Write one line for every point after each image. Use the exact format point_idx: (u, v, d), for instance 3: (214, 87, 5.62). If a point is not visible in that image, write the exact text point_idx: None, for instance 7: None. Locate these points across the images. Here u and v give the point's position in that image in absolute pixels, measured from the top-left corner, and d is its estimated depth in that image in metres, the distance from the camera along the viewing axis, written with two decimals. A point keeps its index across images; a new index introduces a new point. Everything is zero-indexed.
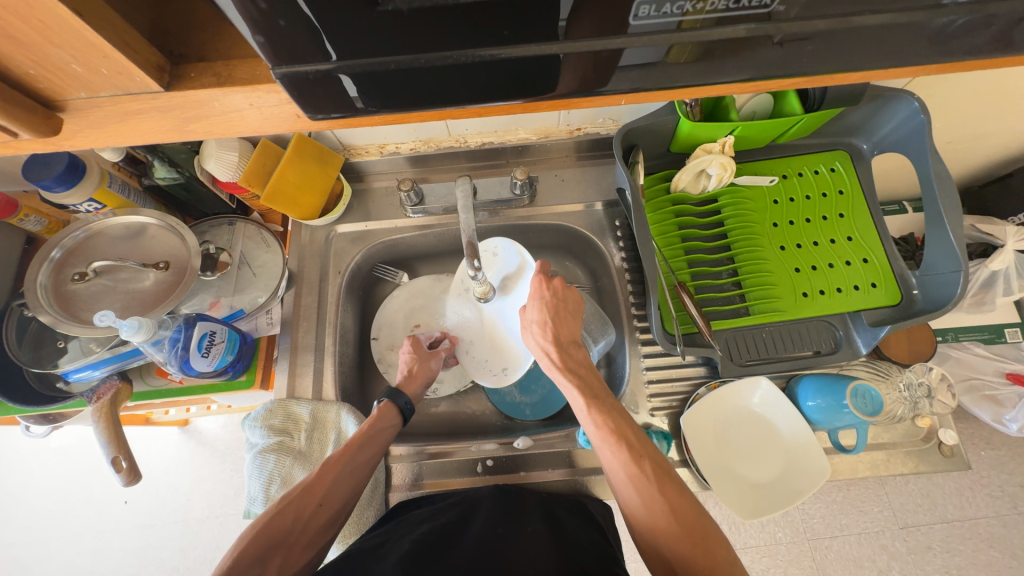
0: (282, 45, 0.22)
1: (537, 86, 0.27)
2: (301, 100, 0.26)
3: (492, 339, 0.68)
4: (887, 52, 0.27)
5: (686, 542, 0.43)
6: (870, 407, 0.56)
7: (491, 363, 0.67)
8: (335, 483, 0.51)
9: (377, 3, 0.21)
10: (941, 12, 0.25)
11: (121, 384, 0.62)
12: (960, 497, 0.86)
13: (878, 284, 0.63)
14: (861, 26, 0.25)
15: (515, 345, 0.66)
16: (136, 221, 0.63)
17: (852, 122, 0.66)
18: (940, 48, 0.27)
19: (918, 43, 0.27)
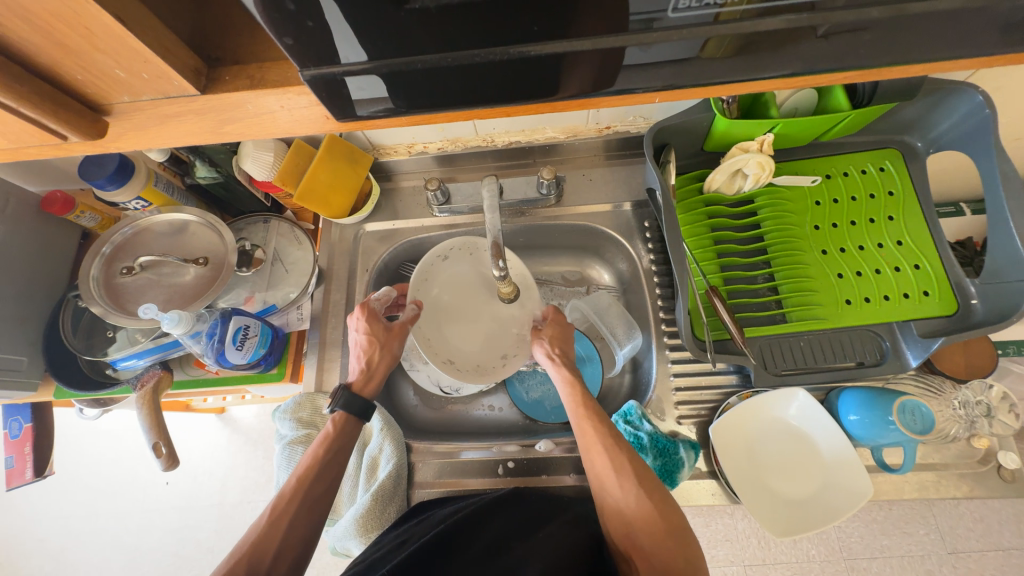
0: (311, 46, 0.22)
1: (560, 84, 0.26)
2: (333, 100, 0.26)
3: (445, 328, 0.63)
4: (951, 41, 0.25)
5: (645, 513, 0.46)
6: (920, 425, 0.52)
7: (440, 347, 0.61)
8: (291, 528, 0.48)
9: (404, 2, 0.21)
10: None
11: (163, 373, 0.65)
12: (1018, 524, 0.80)
13: (931, 293, 0.58)
14: (921, 14, 0.23)
15: (472, 344, 0.62)
16: (179, 218, 0.66)
17: (905, 118, 0.61)
18: (1013, 35, 0.24)
19: (987, 29, 0.24)
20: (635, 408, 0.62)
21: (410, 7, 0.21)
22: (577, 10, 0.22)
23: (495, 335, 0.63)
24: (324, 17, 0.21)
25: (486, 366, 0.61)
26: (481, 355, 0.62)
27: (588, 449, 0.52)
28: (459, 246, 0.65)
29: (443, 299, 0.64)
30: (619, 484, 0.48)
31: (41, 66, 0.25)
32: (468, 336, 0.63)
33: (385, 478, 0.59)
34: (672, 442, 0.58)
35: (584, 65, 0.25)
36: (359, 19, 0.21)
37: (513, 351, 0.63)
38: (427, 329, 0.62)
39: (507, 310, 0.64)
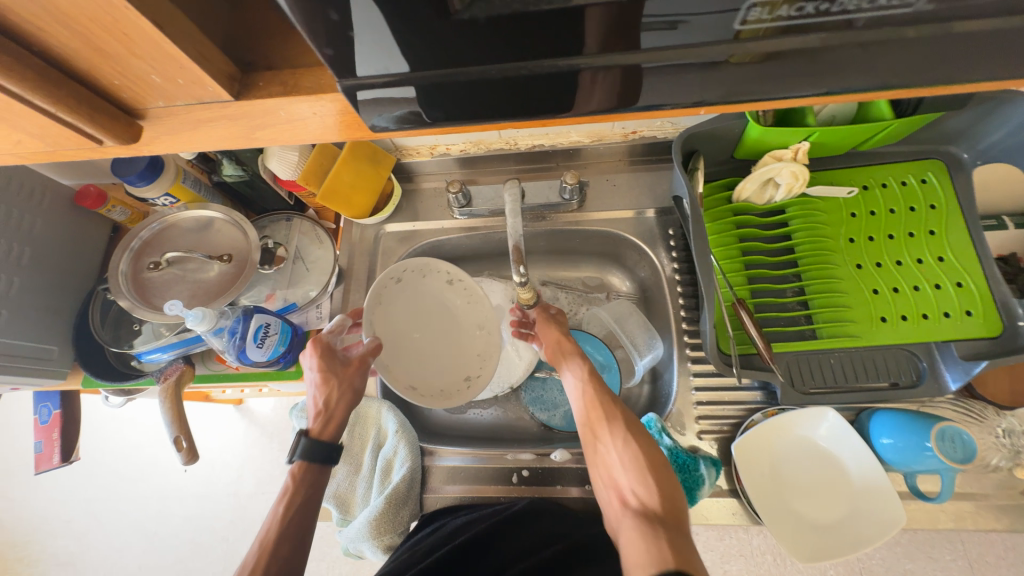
0: (348, 55, 0.22)
1: (582, 101, 0.25)
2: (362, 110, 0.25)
3: (402, 352, 0.60)
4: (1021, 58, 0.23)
5: (637, 465, 0.53)
6: (960, 454, 0.50)
7: (398, 373, 0.58)
8: None
9: (451, 13, 0.20)
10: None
11: (185, 367, 0.66)
12: None
13: (974, 312, 0.55)
14: (989, 31, 0.22)
15: (431, 366, 0.60)
16: (205, 215, 0.67)
17: (953, 127, 0.58)
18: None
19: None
20: (654, 421, 0.60)
21: (454, 18, 0.20)
22: (617, 28, 0.21)
23: (453, 358, 0.62)
24: (363, 27, 0.20)
25: (450, 387, 0.60)
26: (443, 379, 0.60)
27: (587, 415, 0.59)
28: (414, 266, 0.61)
29: (398, 323, 0.61)
30: (614, 440, 0.55)
31: (80, 72, 0.26)
32: (426, 361, 0.60)
33: (399, 482, 0.59)
34: (691, 457, 0.57)
35: (615, 75, 0.24)
36: (396, 30, 0.21)
37: (477, 371, 0.61)
38: (386, 356, 0.58)
39: (461, 333, 0.64)
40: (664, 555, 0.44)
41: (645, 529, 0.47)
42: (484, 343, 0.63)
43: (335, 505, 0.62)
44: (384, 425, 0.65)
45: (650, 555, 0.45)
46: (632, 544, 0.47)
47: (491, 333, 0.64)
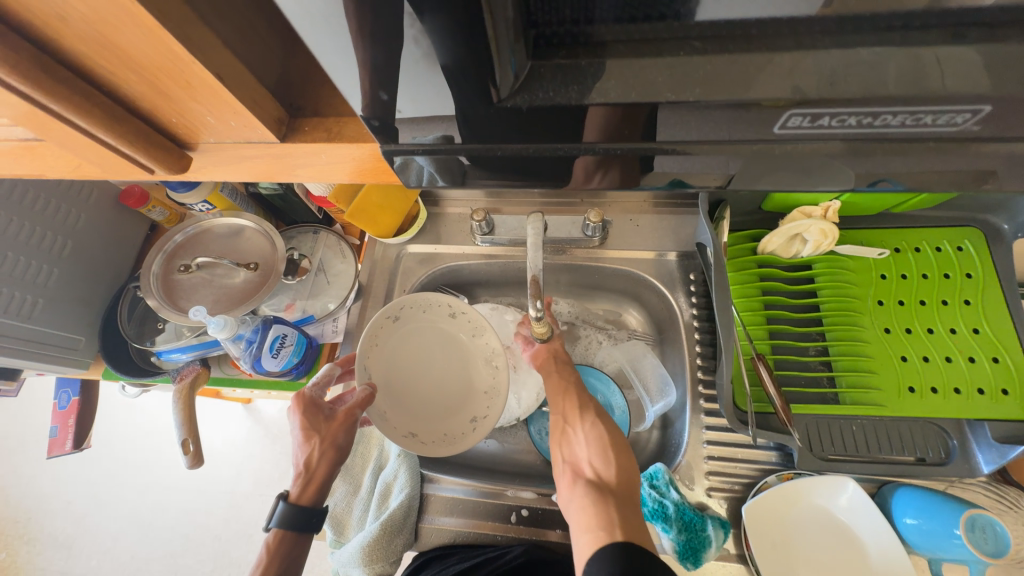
0: (409, 125, 0.26)
1: (623, 177, 0.29)
2: (420, 172, 0.30)
3: (402, 395, 0.60)
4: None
5: (600, 446, 0.58)
6: (992, 547, 0.47)
7: (396, 421, 0.58)
8: None
9: (496, 101, 0.24)
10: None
11: (201, 370, 0.67)
12: None
13: (1011, 392, 0.52)
14: (985, 137, 0.24)
15: (434, 406, 0.61)
16: (237, 222, 0.69)
17: (990, 198, 0.57)
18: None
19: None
20: (662, 473, 0.58)
21: (488, 104, 0.24)
22: (612, 124, 0.25)
23: (460, 398, 0.62)
24: (411, 97, 0.25)
25: (451, 433, 0.59)
26: (447, 423, 0.60)
27: (559, 400, 0.63)
28: (407, 305, 0.62)
29: (398, 364, 0.62)
30: (582, 422, 0.61)
31: (143, 110, 0.29)
32: (428, 403, 0.61)
33: (396, 508, 0.58)
34: (700, 516, 0.54)
35: (611, 167, 0.28)
36: (444, 100, 0.25)
37: (483, 413, 0.61)
38: (384, 402, 0.59)
39: (469, 369, 0.64)
40: (609, 516, 0.49)
41: (596, 494, 0.52)
42: (490, 384, 0.63)
43: (330, 525, 0.61)
44: (386, 447, 0.66)
45: (597, 513, 0.49)
46: (580, 503, 0.51)
47: (502, 375, 0.63)
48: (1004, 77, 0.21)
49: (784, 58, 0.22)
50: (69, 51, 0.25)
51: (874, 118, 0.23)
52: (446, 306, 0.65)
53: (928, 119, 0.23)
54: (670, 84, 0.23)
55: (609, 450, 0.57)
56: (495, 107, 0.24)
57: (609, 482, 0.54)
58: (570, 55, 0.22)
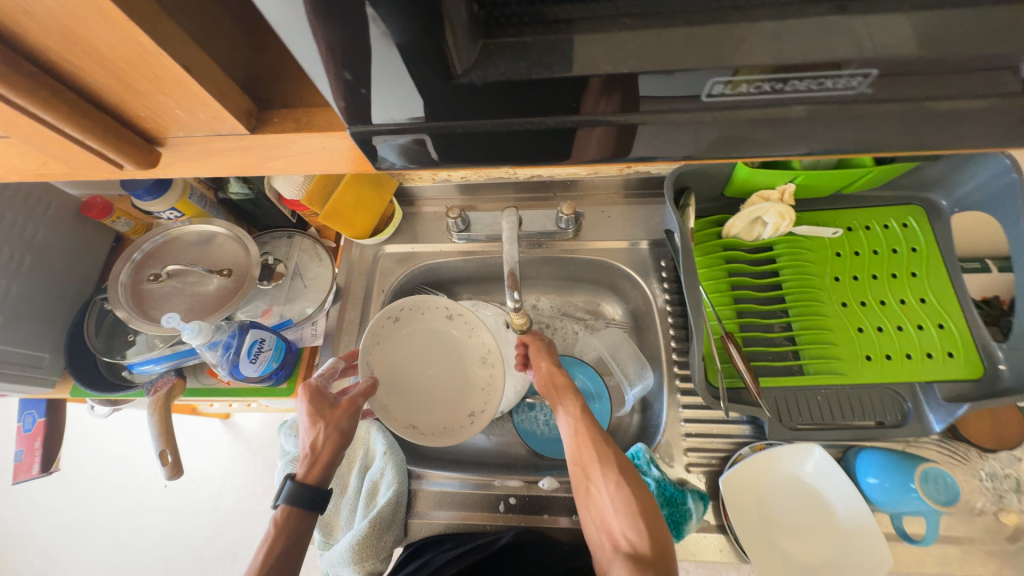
0: (355, 106, 0.27)
1: (577, 152, 0.30)
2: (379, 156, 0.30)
3: (404, 390, 0.62)
4: (956, 125, 0.26)
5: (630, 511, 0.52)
6: (944, 496, 0.50)
7: (397, 414, 0.59)
8: None
9: (454, 77, 0.24)
10: (1003, 93, 0.24)
11: (177, 380, 0.66)
12: None
13: (956, 354, 0.57)
14: (913, 110, 0.25)
15: (434, 402, 0.62)
16: (208, 229, 0.68)
17: (929, 176, 0.61)
18: (1015, 125, 0.26)
19: (993, 116, 0.25)
20: (643, 452, 0.61)
21: (438, 84, 0.25)
22: (561, 99, 0.26)
23: (458, 394, 0.63)
24: (364, 81, 0.25)
25: (450, 427, 0.61)
26: (445, 417, 0.62)
27: (580, 450, 0.58)
28: (408, 305, 0.63)
29: (398, 362, 0.63)
30: (605, 480, 0.54)
31: (109, 105, 0.29)
32: (428, 398, 0.62)
33: (384, 505, 0.59)
34: (679, 491, 0.56)
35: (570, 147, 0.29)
36: (399, 86, 0.25)
37: (481, 407, 0.62)
38: (385, 395, 0.60)
39: (465, 366, 0.65)
40: None
41: None
42: (488, 380, 0.64)
43: (319, 527, 0.62)
44: (371, 446, 0.65)
45: None
46: None
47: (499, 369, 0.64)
48: (922, 51, 0.23)
49: (723, 35, 0.23)
50: (33, 46, 0.25)
51: (797, 82, 0.24)
52: (444, 308, 0.66)
53: (830, 83, 0.24)
54: (609, 61, 0.24)
55: (640, 516, 0.51)
56: (444, 85, 0.25)
57: (645, 557, 0.48)
58: (517, 34, 0.23)
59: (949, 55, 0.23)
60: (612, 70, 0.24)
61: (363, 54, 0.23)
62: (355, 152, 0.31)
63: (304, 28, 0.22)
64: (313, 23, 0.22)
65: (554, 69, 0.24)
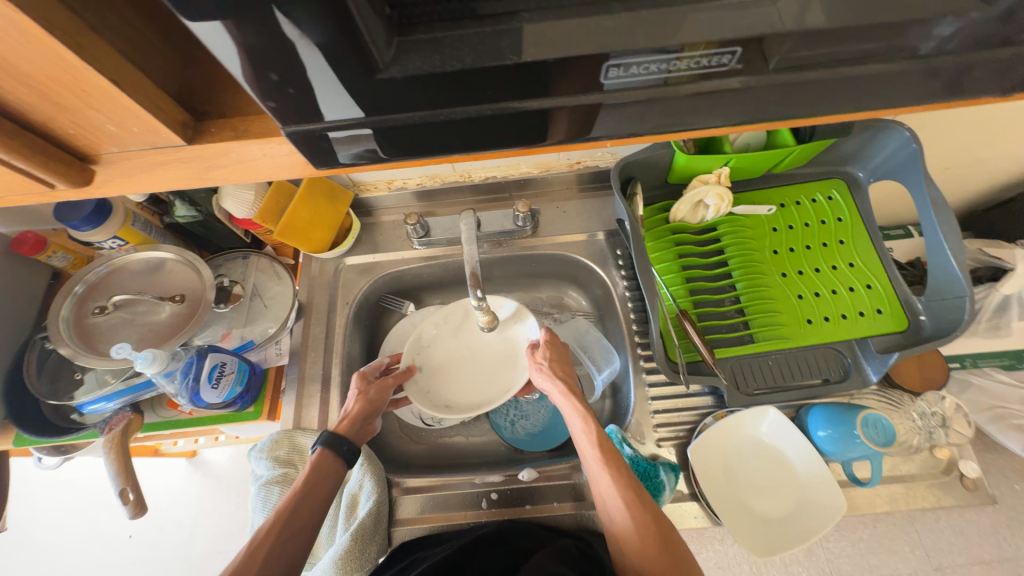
0: (286, 106, 0.27)
1: (507, 136, 0.32)
2: (324, 150, 0.31)
3: (448, 375, 0.67)
4: (828, 93, 0.30)
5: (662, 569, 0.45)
6: (882, 438, 0.55)
7: (434, 396, 0.65)
8: (269, 561, 0.46)
9: (374, 74, 0.26)
10: (862, 66, 0.28)
11: (133, 416, 0.63)
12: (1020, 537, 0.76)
13: (884, 311, 0.62)
14: (790, 82, 0.29)
15: (473, 387, 0.66)
16: (155, 256, 0.66)
17: (845, 151, 0.67)
18: (877, 92, 0.30)
19: (855, 85, 0.29)
20: (616, 432, 0.62)
21: (359, 82, 0.26)
22: (476, 90, 0.28)
23: (494, 373, 0.67)
24: (293, 82, 0.26)
25: (481, 405, 0.64)
26: (480, 396, 0.65)
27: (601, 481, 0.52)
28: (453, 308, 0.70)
29: (447, 357, 0.69)
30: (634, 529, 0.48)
31: (36, 124, 0.29)
32: (467, 382, 0.67)
33: (366, 516, 0.58)
34: (652, 465, 0.59)
35: (498, 136, 0.32)
36: (328, 87, 0.26)
37: (515, 381, 0.66)
38: (427, 381, 0.66)
39: (501, 349, 0.69)
40: None
41: None
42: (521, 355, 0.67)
43: None
44: None
45: None
46: None
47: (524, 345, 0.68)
48: (794, 33, 0.26)
49: (612, 24, 0.26)
50: None
51: (698, 60, 0.27)
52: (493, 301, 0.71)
53: (705, 62, 0.27)
54: (511, 48, 0.26)
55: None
56: (365, 82, 0.26)
57: None
58: (427, 31, 0.25)
59: (816, 37, 0.26)
60: (522, 59, 0.26)
61: (287, 59, 0.24)
62: (297, 157, 0.32)
63: (221, 38, 0.23)
64: (226, 32, 0.23)
65: (467, 62, 0.26)
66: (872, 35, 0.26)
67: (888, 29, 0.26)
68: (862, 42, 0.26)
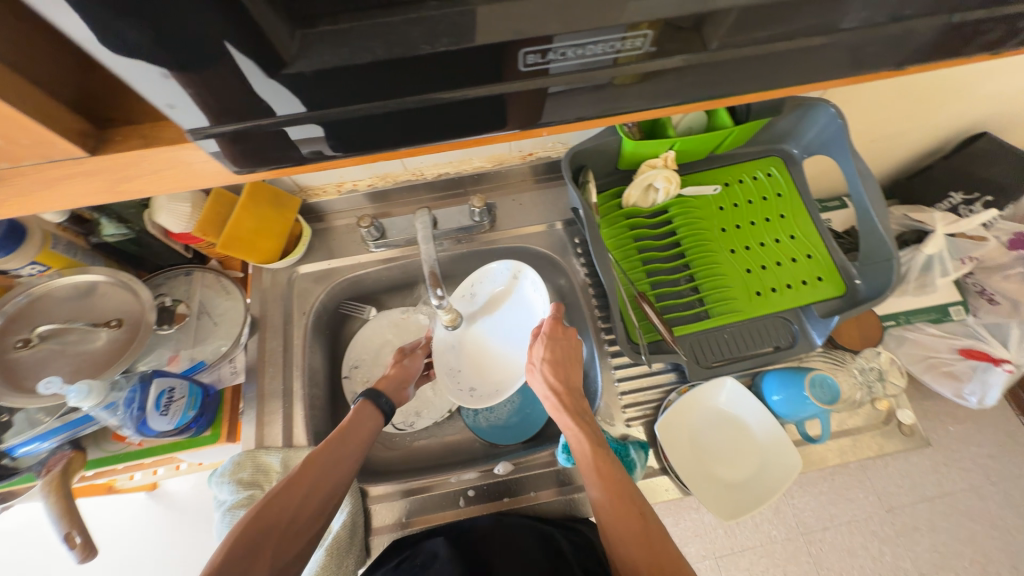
0: (190, 107, 0.26)
1: (435, 128, 0.32)
2: (282, 144, 0.31)
3: (474, 355, 0.71)
4: (737, 73, 0.31)
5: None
6: (828, 396, 0.59)
7: (462, 378, 0.70)
8: (324, 473, 0.53)
9: (280, 69, 0.25)
10: (762, 47, 0.30)
11: (73, 453, 0.59)
12: (955, 472, 0.83)
13: (824, 278, 0.66)
14: (699, 63, 0.30)
15: (495, 368, 0.70)
16: (84, 280, 0.60)
17: (780, 129, 0.71)
18: (781, 69, 0.31)
19: (761, 63, 0.31)
20: None
21: (264, 79, 0.25)
22: (392, 82, 0.27)
23: (512, 353, 0.70)
24: (194, 82, 0.25)
25: (501, 388, 0.67)
26: (499, 377, 0.69)
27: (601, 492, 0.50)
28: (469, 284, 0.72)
29: (473, 336, 0.72)
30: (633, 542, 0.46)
31: None
32: (490, 361, 0.70)
33: (341, 529, 0.56)
34: (622, 445, 0.60)
35: (421, 130, 0.31)
36: (236, 86, 0.25)
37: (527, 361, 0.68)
38: (457, 362, 0.71)
39: (518, 326, 0.71)
40: None
41: None
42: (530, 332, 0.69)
43: None
44: None
45: None
46: None
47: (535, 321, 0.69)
48: (691, 20, 0.27)
49: (516, 9, 0.26)
50: None
51: (637, 41, 0.28)
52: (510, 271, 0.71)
53: (617, 46, 0.28)
54: (423, 38, 0.25)
55: None
56: (271, 78, 0.26)
57: None
58: (332, 23, 0.25)
59: (710, 19, 0.27)
60: (434, 50, 0.26)
61: (185, 57, 0.23)
62: (213, 161, 0.31)
63: (108, 44, 0.22)
64: (107, 33, 0.22)
65: (379, 53, 0.26)
66: (766, 18, 0.28)
67: (781, 11, 0.27)
68: (756, 29, 0.28)
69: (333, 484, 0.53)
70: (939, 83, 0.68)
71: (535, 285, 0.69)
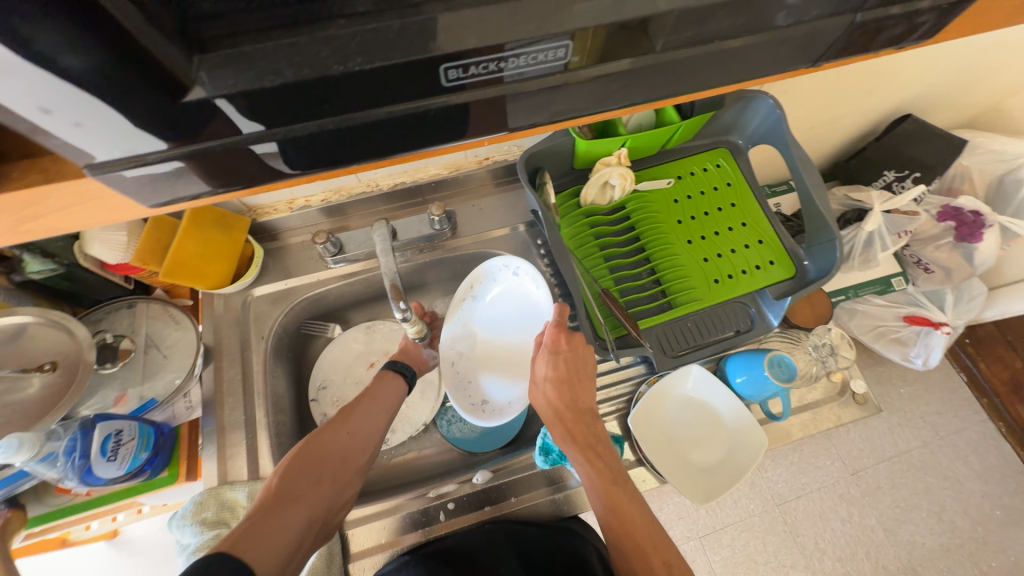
0: (82, 141, 0.24)
1: (376, 146, 0.30)
2: (249, 161, 0.29)
3: (481, 362, 0.70)
4: (661, 78, 0.32)
5: None
6: (785, 374, 0.62)
7: (472, 390, 0.68)
8: (362, 424, 0.58)
9: (179, 97, 0.24)
10: (679, 52, 0.30)
11: (12, 511, 0.54)
12: (909, 431, 0.89)
13: (776, 261, 0.69)
14: (621, 70, 0.30)
15: (504, 377, 0.69)
16: (10, 322, 0.54)
17: (725, 121, 0.73)
18: (703, 72, 0.32)
19: (682, 68, 0.31)
20: None
21: (162, 108, 0.24)
22: (310, 103, 0.26)
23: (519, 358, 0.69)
24: (81, 115, 0.23)
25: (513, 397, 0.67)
26: (510, 385, 0.68)
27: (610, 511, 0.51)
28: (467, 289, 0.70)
29: (478, 342, 0.71)
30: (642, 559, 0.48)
31: None
32: (498, 366, 0.69)
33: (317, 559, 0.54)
34: None
35: (353, 150, 0.30)
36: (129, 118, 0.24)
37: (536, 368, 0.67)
38: (465, 370, 0.70)
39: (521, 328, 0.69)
40: None
41: None
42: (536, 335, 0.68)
43: None
44: None
45: None
46: None
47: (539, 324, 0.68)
48: (607, 29, 0.27)
49: (428, 25, 0.25)
50: None
51: (587, 43, 0.28)
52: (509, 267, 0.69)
53: (541, 57, 0.27)
54: (334, 57, 0.25)
55: None
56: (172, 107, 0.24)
57: None
58: (234, 45, 0.24)
59: (626, 27, 0.28)
60: (348, 69, 0.25)
61: (62, 91, 0.22)
62: (124, 195, 0.29)
63: None
64: None
65: (288, 75, 0.24)
66: (681, 23, 0.28)
67: (693, 16, 0.28)
68: (671, 34, 0.29)
69: (368, 433, 0.58)
70: (863, 72, 0.73)
71: (535, 280, 0.67)
